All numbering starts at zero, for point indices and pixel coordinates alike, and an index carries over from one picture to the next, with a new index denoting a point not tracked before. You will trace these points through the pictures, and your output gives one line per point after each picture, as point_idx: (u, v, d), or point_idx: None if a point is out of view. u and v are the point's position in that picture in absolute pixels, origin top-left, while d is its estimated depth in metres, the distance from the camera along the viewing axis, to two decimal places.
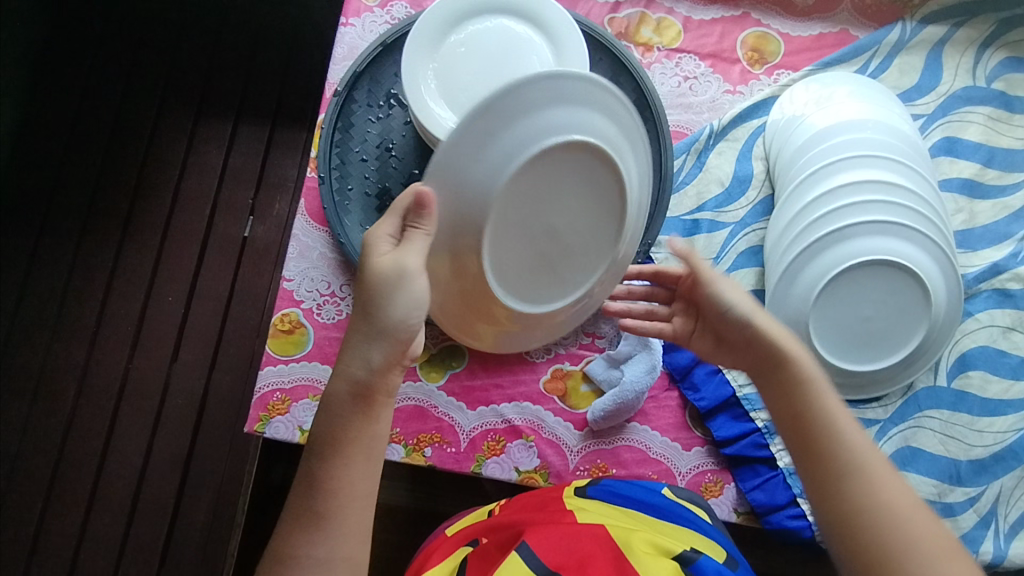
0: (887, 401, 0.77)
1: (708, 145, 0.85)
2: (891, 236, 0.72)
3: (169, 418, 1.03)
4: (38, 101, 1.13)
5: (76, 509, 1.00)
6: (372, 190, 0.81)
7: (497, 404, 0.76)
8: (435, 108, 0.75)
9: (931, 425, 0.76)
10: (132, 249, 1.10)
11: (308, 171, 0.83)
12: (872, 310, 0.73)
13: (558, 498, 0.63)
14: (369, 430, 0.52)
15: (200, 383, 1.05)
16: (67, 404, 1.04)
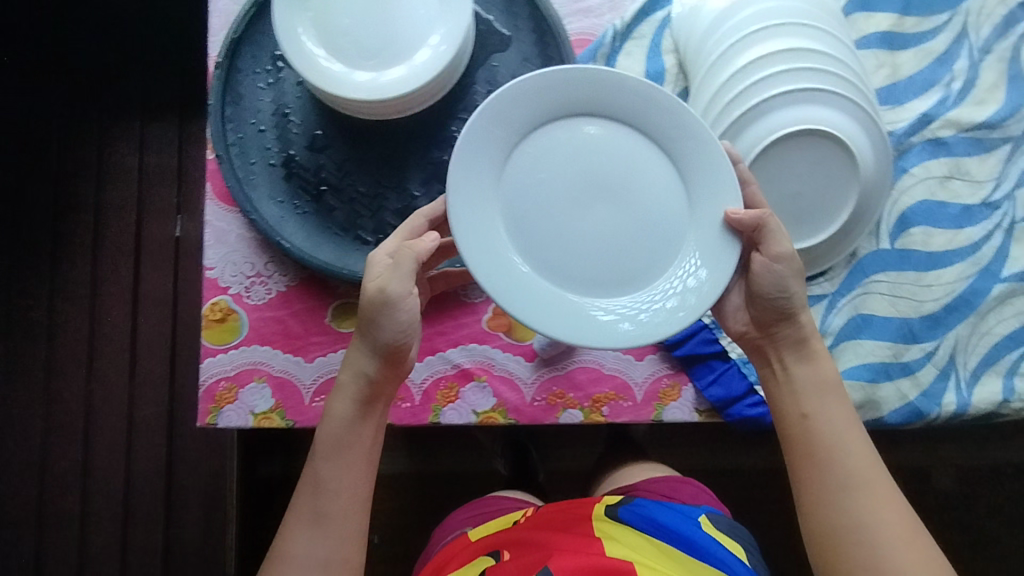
0: (834, 274, 0.76)
1: (615, 48, 0.81)
2: (812, 103, 0.69)
3: (141, 429, 1.03)
4: None
5: (70, 532, 1.01)
6: (276, 160, 0.78)
7: (443, 351, 0.75)
8: (325, 68, 0.71)
9: (879, 289, 0.75)
10: (65, 270, 1.07)
11: (207, 154, 0.78)
12: (799, 185, 0.71)
13: (590, 520, 0.73)
14: (353, 452, 0.64)
15: (164, 390, 1.04)
16: (35, 437, 1.03)
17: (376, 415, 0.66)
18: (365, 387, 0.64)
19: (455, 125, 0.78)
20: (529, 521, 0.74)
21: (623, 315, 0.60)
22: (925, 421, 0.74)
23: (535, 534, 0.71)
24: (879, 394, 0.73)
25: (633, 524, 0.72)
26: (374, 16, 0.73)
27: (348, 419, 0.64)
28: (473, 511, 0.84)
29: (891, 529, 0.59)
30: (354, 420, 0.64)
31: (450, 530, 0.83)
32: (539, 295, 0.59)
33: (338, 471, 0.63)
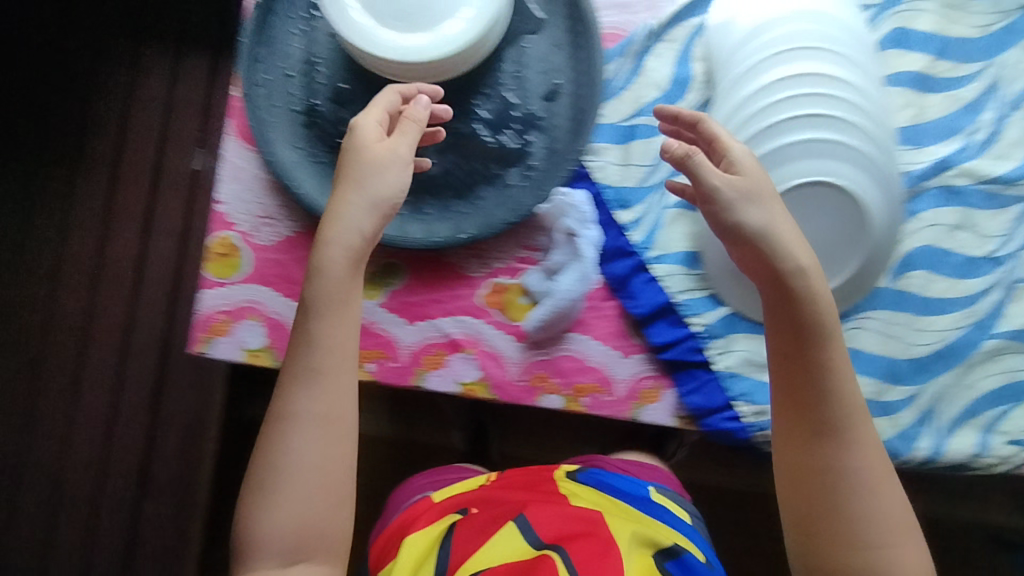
0: (869, 321, 0.76)
1: (647, 46, 0.78)
2: (823, 157, 0.67)
3: (94, 324, 1.07)
4: None
5: (72, 335, 1.07)
6: (294, 70, 0.77)
7: (435, 318, 0.77)
8: (343, 19, 0.70)
9: (873, 326, 0.75)
10: (139, 102, 1.09)
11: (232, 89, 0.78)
12: (811, 233, 0.68)
13: (552, 480, 0.74)
14: (304, 373, 0.59)
15: (121, 335, 1.07)
16: (44, 282, 1.08)
17: (376, 229, 0.61)
18: (356, 253, 0.60)
19: (477, 100, 0.77)
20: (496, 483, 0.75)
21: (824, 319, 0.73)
22: (899, 462, 0.75)
23: (497, 492, 0.72)
24: None
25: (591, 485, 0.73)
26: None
27: (340, 277, 0.59)
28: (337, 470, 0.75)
29: (877, 476, 0.59)
30: (346, 276, 0.59)
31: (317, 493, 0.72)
32: None
33: (335, 296, 0.59)
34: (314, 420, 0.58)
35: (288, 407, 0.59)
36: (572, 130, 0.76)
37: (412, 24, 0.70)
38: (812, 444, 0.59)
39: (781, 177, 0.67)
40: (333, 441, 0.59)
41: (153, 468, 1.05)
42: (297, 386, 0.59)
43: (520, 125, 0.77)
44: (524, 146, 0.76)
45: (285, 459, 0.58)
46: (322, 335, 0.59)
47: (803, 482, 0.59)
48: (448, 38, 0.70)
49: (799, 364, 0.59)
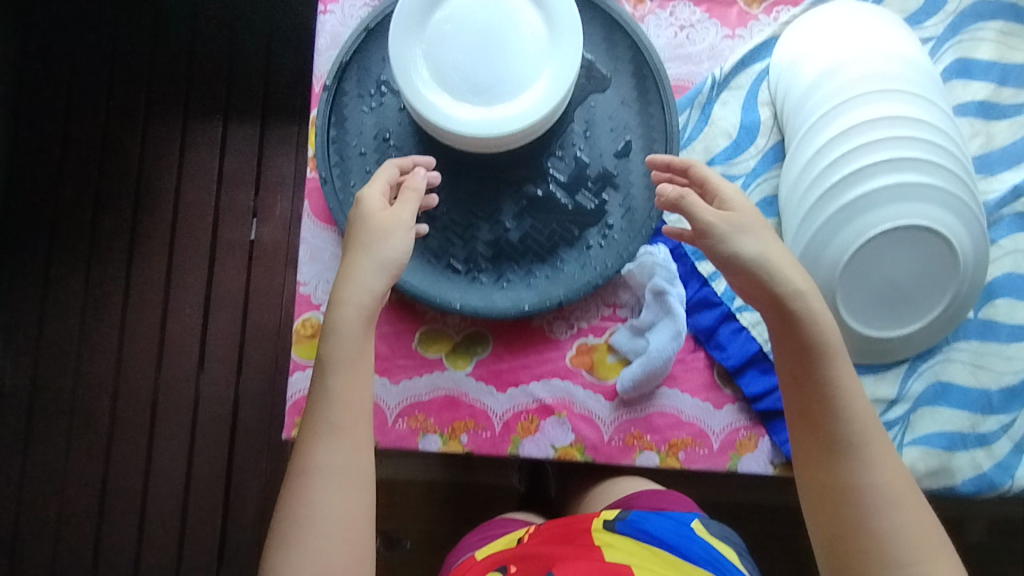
0: (956, 352, 0.76)
1: (712, 96, 0.79)
2: (911, 202, 0.67)
3: (164, 400, 1.08)
4: (113, 41, 1.11)
5: (143, 412, 1.08)
6: (368, 147, 0.77)
7: (525, 384, 0.77)
8: (423, 103, 0.70)
9: (960, 357, 0.76)
10: (189, 174, 1.10)
11: (308, 171, 0.79)
12: (899, 276, 0.69)
13: (587, 530, 0.64)
14: (332, 419, 0.57)
15: (190, 408, 1.07)
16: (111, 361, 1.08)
17: (382, 291, 0.61)
18: (368, 313, 0.60)
19: (550, 162, 0.78)
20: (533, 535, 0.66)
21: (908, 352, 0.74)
22: (998, 492, 0.75)
23: (537, 546, 0.63)
24: (954, 462, 0.74)
25: (631, 534, 0.63)
26: (492, 15, 0.71)
27: (357, 334, 0.59)
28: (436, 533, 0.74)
29: (898, 486, 0.56)
30: (362, 335, 0.59)
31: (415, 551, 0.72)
32: (873, 350, 0.74)
33: (348, 356, 0.58)
34: (331, 476, 0.55)
35: (308, 462, 0.56)
36: (648, 186, 0.77)
37: (484, 99, 0.70)
38: (826, 469, 0.57)
39: (868, 224, 0.68)
40: (352, 492, 0.56)
41: (228, 542, 1.05)
42: (317, 444, 0.56)
43: (595, 184, 0.78)
44: (601, 205, 0.77)
45: (308, 516, 0.54)
46: (333, 390, 0.57)
47: (819, 508, 0.57)
48: (518, 116, 0.70)
49: (810, 391, 0.59)
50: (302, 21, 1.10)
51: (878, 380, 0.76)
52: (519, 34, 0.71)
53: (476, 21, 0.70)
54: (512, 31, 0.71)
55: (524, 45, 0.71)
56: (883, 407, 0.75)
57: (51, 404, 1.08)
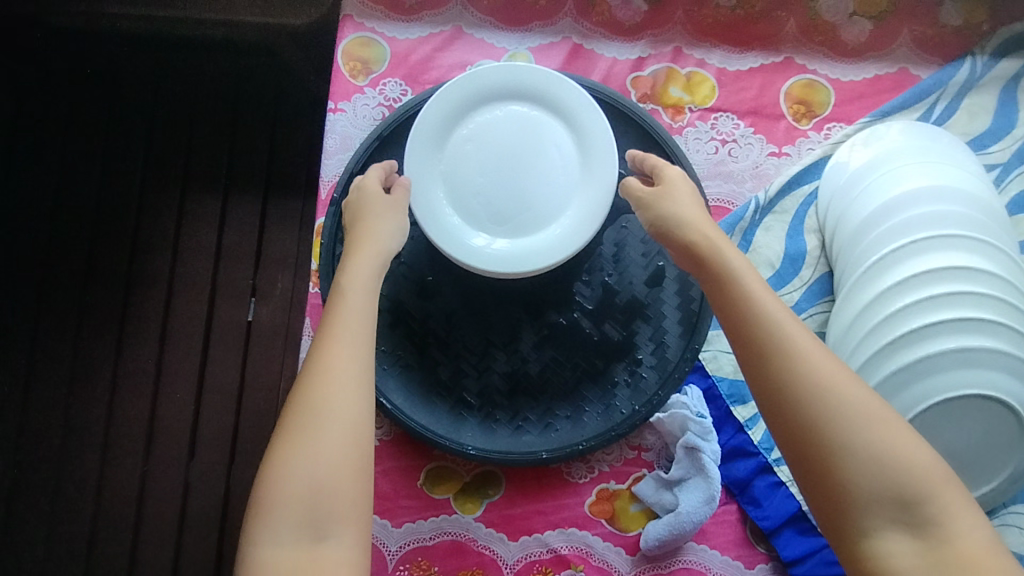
0: (1013, 516, 0.70)
1: (755, 221, 0.73)
2: (979, 369, 0.61)
3: (148, 490, 1.00)
4: (111, 103, 1.04)
5: (125, 504, 1.00)
6: None
7: (540, 532, 0.70)
8: (442, 227, 0.65)
9: (1017, 522, 0.69)
10: (186, 248, 1.03)
11: (310, 287, 0.73)
12: (959, 446, 0.62)
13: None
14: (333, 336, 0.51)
15: (174, 501, 1.00)
16: (94, 444, 1.01)
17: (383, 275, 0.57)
18: (380, 268, 0.57)
19: (576, 288, 0.71)
20: None
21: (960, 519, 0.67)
22: None
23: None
24: None
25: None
26: (516, 140, 0.67)
27: (369, 279, 0.55)
28: None
29: (869, 415, 0.46)
30: (371, 283, 0.55)
31: None
32: None
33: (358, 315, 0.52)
34: (328, 431, 0.47)
35: (304, 410, 0.48)
36: (682, 320, 0.70)
37: (507, 230, 0.66)
38: (788, 419, 0.47)
39: (929, 390, 0.61)
40: (352, 400, 0.49)
41: None
42: (321, 391, 0.48)
43: (624, 314, 0.71)
44: (630, 336, 0.70)
45: (316, 424, 0.47)
46: (338, 340, 0.50)
47: (798, 464, 0.47)
48: (541, 252, 0.65)
49: (743, 332, 0.49)
50: (312, 90, 1.04)
51: None
52: (546, 162, 0.67)
53: (499, 146, 0.67)
54: (538, 158, 0.67)
55: (549, 174, 0.67)
56: None
57: (28, 490, 1.01)
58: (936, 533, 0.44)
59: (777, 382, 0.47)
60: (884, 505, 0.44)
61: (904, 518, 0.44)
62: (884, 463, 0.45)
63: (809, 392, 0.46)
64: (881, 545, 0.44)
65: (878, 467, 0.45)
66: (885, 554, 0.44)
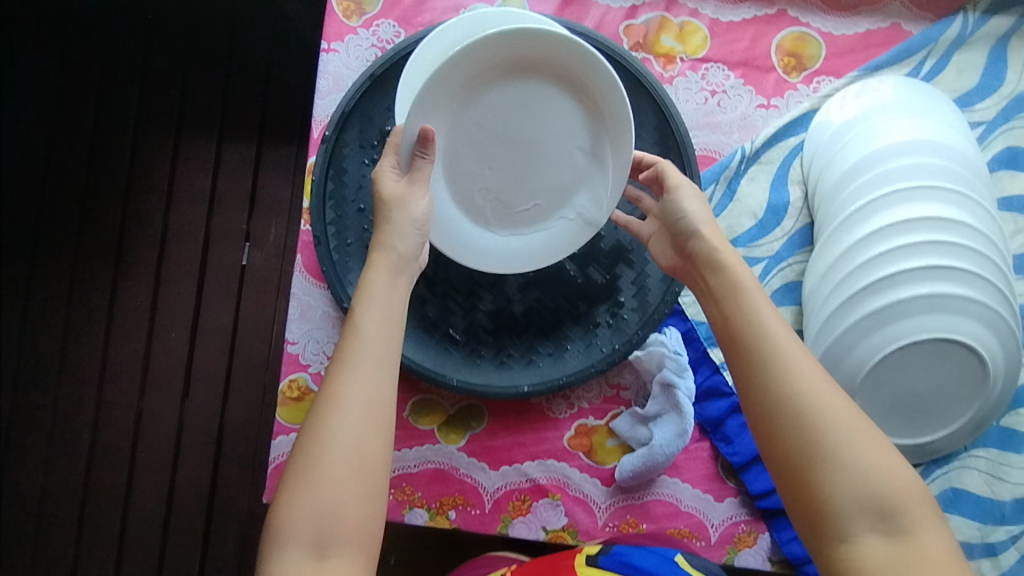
0: (973, 457, 0.73)
1: (740, 171, 0.75)
2: (948, 314, 0.63)
3: (144, 426, 1.03)
4: (105, 44, 1.04)
5: (122, 438, 1.04)
6: (368, 203, 0.73)
7: (520, 463, 0.74)
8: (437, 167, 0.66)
9: (977, 464, 0.73)
10: (180, 192, 1.04)
11: (302, 225, 0.74)
12: (923, 387, 0.66)
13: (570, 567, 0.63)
14: (354, 347, 0.48)
15: (170, 436, 1.03)
16: (91, 381, 1.04)
17: (405, 281, 0.55)
18: (398, 276, 0.54)
19: None
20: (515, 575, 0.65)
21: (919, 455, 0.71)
22: None
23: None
24: None
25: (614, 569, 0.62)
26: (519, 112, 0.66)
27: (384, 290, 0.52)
28: None
29: (854, 424, 0.44)
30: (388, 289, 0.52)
31: None
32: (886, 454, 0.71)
33: (373, 333, 0.49)
34: (338, 458, 0.45)
35: (316, 426, 0.46)
36: None
37: (497, 218, 0.69)
38: (770, 419, 0.46)
39: (897, 334, 0.64)
40: (366, 420, 0.46)
41: None
42: (334, 411, 0.46)
43: (607, 257, 0.73)
44: (613, 280, 0.73)
45: (330, 443, 0.45)
46: (352, 356, 0.48)
47: (778, 466, 0.45)
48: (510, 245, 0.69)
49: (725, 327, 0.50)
50: (307, 37, 1.04)
51: None
52: (552, 147, 0.67)
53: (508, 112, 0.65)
54: (546, 141, 0.67)
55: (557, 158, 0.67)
56: None
57: (28, 422, 1.04)
58: (909, 542, 0.42)
59: (762, 386, 0.46)
60: (863, 514, 0.42)
61: (881, 525, 0.42)
62: (866, 474, 0.43)
63: (789, 395, 0.45)
64: (853, 549, 0.42)
65: (860, 479, 0.43)
66: (858, 556, 0.42)
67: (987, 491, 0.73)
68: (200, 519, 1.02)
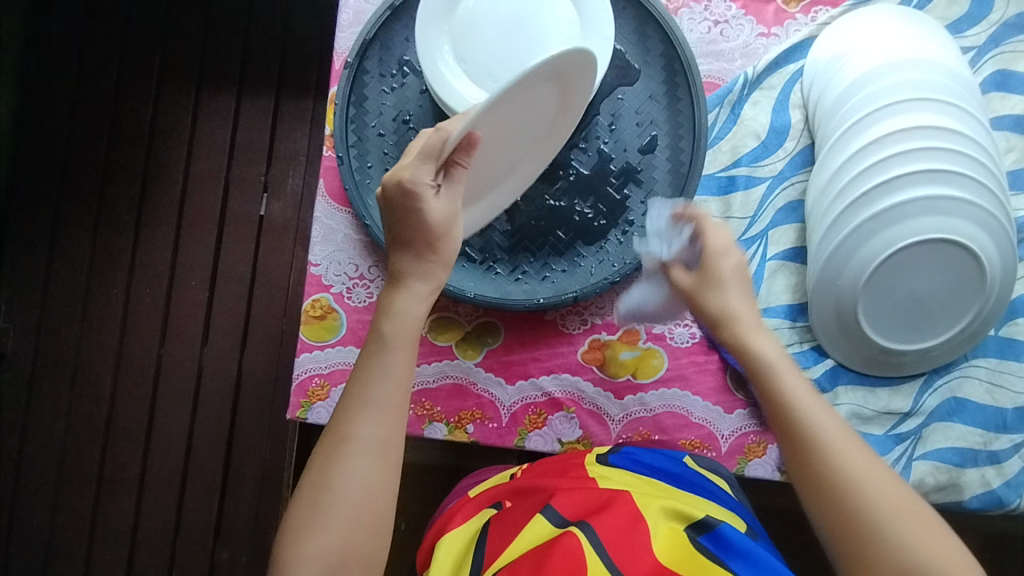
0: (974, 367, 0.76)
1: (742, 96, 0.79)
2: (945, 215, 0.66)
3: (164, 372, 1.06)
4: (131, 6, 1.09)
5: (143, 384, 1.06)
6: (387, 129, 0.76)
7: (535, 377, 0.76)
8: (453, 88, 0.70)
9: (978, 374, 0.75)
10: (201, 146, 1.08)
11: (325, 150, 0.78)
12: (923, 290, 0.68)
13: (579, 465, 0.64)
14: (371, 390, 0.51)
15: (190, 381, 1.06)
16: (113, 329, 1.07)
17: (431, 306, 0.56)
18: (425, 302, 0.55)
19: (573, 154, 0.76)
20: (526, 471, 0.66)
21: (921, 361, 0.73)
22: (1004, 510, 0.74)
23: (532, 480, 0.62)
24: (963, 478, 0.73)
25: (624, 466, 0.63)
26: (511, 54, 0.69)
27: (410, 320, 0.54)
28: (466, 484, 0.73)
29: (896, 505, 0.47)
30: (416, 316, 0.54)
31: (447, 501, 0.72)
32: (889, 363, 0.73)
33: (398, 372, 0.52)
34: (354, 497, 0.49)
35: (331, 465, 0.49)
36: (671, 183, 0.75)
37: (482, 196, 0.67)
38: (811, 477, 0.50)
39: (895, 236, 0.66)
40: (379, 463, 0.50)
41: (224, 518, 1.04)
42: (348, 452, 0.50)
43: (618, 178, 0.76)
44: (622, 200, 0.76)
45: (343, 479, 0.49)
46: (370, 400, 0.51)
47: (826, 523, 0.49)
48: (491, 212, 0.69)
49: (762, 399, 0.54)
50: None
51: (892, 393, 0.75)
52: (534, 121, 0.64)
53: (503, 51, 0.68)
54: (520, 133, 0.64)
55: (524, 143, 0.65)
56: (896, 420, 0.75)
57: (52, 369, 1.07)
58: None
59: (810, 462, 0.50)
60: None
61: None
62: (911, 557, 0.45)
63: (859, 494, 0.48)
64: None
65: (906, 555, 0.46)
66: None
67: (988, 400, 0.75)
68: (218, 462, 1.05)
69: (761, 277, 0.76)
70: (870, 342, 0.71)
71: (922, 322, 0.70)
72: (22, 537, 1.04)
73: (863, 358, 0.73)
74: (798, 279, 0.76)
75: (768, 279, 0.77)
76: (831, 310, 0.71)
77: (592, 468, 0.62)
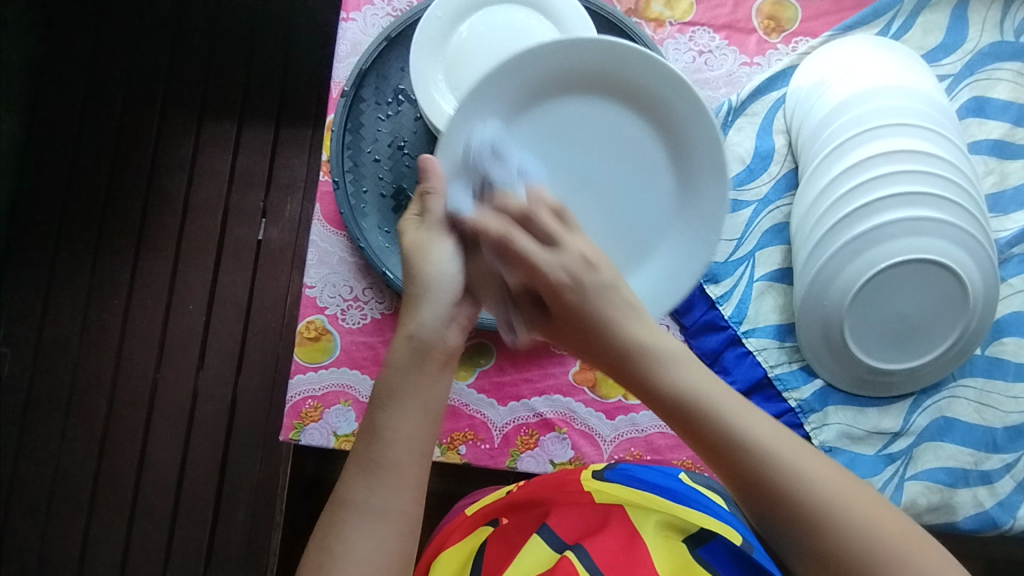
0: (963, 387, 0.76)
1: (728, 122, 0.81)
2: (926, 236, 0.68)
3: (159, 396, 1.07)
4: (137, 39, 1.13)
5: (138, 407, 1.06)
6: (382, 155, 0.78)
7: (527, 398, 0.76)
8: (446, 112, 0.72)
9: (966, 394, 0.76)
10: (201, 173, 1.10)
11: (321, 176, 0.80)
12: (908, 309, 0.69)
13: (575, 479, 0.62)
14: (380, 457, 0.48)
15: (185, 405, 1.06)
16: (109, 353, 1.08)
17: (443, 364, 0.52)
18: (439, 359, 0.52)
19: None
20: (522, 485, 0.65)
21: (911, 381, 0.74)
22: (998, 531, 0.74)
23: (528, 495, 0.62)
24: (955, 498, 0.73)
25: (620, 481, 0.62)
26: None
27: (417, 377, 0.51)
28: (464, 501, 0.73)
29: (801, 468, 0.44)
30: (421, 373, 0.51)
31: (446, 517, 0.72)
32: (878, 381, 0.74)
33: (405, 434, 0.49)
34: (362, 566, 0.45)
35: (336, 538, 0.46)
36: None
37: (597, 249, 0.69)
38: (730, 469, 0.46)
39: (879, 256, 0.68)
40: (390, 529, 0.47)
41: (216, 544, 1.03)
42: (354, 523, 0.46)
43: None
44: None
45: (348, 549, 0.45)
46: (373, 466, 0.48)
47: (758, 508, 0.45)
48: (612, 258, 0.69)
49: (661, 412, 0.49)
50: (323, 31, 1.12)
51: (882, 413, 0.76)
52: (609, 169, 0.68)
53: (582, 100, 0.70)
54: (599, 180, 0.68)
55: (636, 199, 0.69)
56: (887, 440, 0.75)
57: (48, 394, 1.07)
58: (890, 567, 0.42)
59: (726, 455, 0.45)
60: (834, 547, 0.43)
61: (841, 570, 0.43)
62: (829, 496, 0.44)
63: (773, 465, 0.44)
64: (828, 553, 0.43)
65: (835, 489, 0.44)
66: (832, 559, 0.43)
67: (977, 420, 0.75)
68: (211, 487, 1.04)
69: (749, 297, 0.78)
70: (858, 361, 0.72)
71: (909, 342, 0.71)
72: (11, 565, 1.03)
73: (851, 377, 0.74)
74: (785, 300, 0.78)
75: (756, 300, 0.78)
76: (819, 330, 0.72)
77: (590, 483, 0.62)
